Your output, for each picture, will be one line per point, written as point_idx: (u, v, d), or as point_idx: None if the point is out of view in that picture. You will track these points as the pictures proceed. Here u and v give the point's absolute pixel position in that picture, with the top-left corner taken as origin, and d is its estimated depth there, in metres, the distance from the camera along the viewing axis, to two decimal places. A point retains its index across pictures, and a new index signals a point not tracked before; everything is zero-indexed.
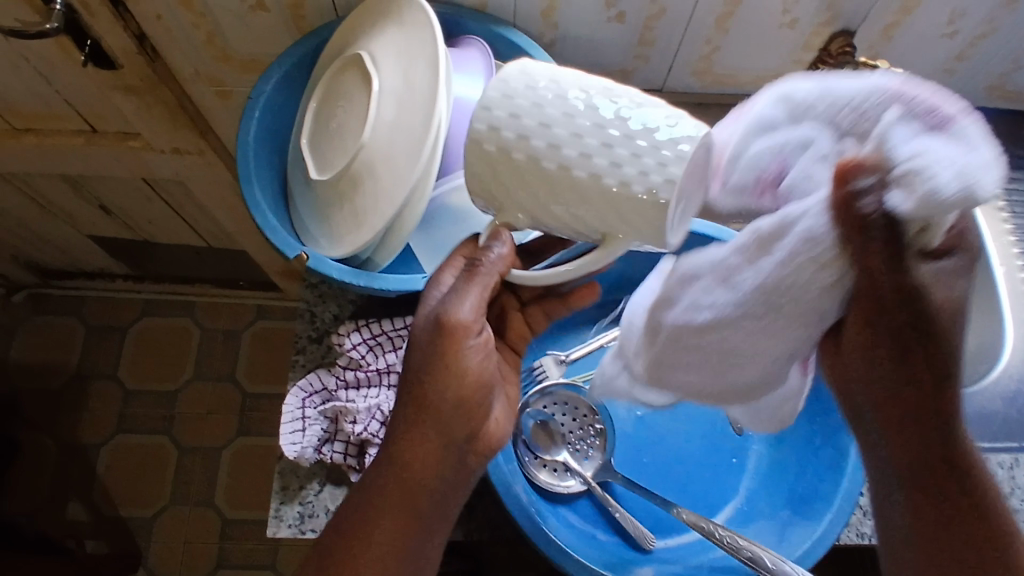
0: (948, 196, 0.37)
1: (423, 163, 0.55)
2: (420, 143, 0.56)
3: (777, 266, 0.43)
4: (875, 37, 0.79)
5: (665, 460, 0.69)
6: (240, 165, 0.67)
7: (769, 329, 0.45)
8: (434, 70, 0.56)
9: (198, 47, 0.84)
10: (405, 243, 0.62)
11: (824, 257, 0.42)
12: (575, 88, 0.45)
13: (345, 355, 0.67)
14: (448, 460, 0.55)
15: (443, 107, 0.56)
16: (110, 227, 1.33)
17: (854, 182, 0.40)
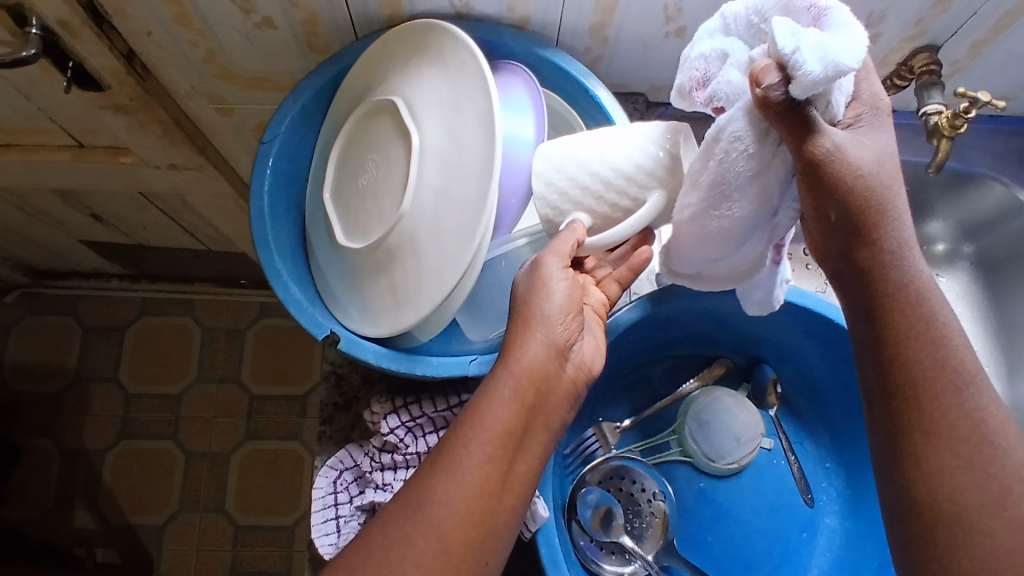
0: (821, 78, 0.37)
1: (476, 245, 0.48)
2: (473, 221, 0.49)
3: (721, 163, 0.43)
4: (961, 53, 0.71)
5: (733, 536, 0.65)
6: (254, 225, 0.60)
7: (738, 210, 0.45)
8: (491, 132, 0.49)
9: (196, 64, 0.74)
10: (450, 320, 0.55)
11: (755, 129, 0.42)
12: (568, 148, 0.51)
13: (381, 437, 0.61)
14: (552, 364, 0.50)
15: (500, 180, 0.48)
16: (104, 232, 1.24)
17: (764, 81, 0.39)
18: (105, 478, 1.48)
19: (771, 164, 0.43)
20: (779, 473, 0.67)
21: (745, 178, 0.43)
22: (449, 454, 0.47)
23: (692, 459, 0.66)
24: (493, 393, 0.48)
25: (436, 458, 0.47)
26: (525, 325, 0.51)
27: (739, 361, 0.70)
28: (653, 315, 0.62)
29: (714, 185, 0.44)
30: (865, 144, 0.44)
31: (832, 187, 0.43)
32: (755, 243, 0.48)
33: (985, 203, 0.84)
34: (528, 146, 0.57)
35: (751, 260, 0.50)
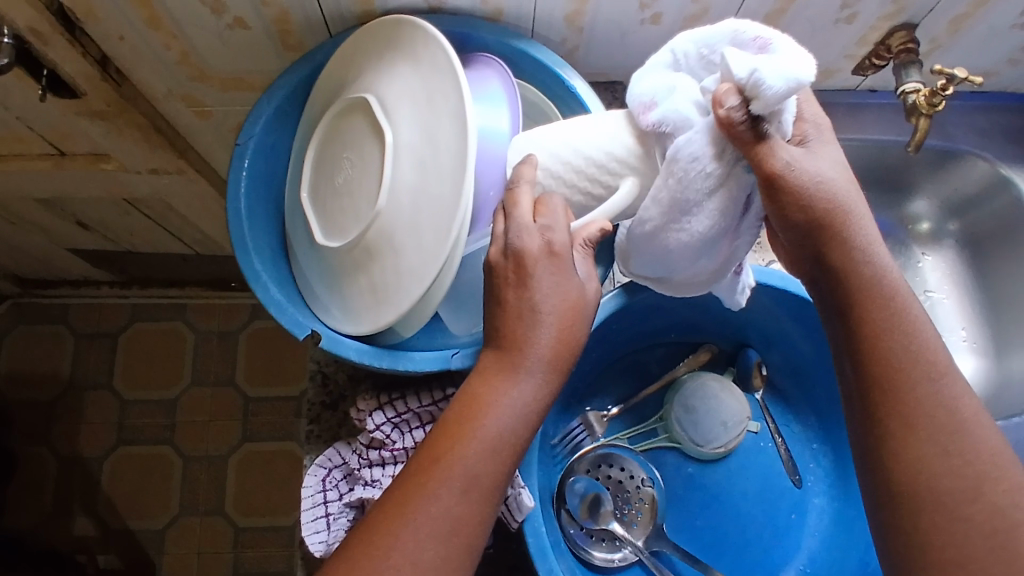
0: (784, 91, 0.42)
1: (453, 240, 0.48)
2: (448, 216, 0.49)
3: (678, 181, 0.47)
4: (940, 30, 0.71)
5: (723, 520, 0.66)
6: (231, 227, 0.60)
7: (692, 224, 0.48)
8: (461, 127, 0.49)
9: (170, 67, 0.73)
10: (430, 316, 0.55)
11: (716, 145, 0.46)
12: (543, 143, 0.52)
13: (368, 434, 0.61)
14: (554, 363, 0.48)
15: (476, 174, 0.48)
16: (91, 239, 1.23)
17: (725, 104, 0.44)
18: (103, 484, 1.48)
19: (725, 185, 0.47)
20: (768, 456, 0.67)
21: (702, 197, 0.47)
22: (474, 404, 0.47)
23: (680, 445, 0.67)
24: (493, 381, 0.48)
25: (459, 411, 0.48)
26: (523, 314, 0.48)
27: (724, 346, 0.70)
28: (639, 302, 0.62)
29: (673, 200, 0.47)
30: (818, 157, 0.48)
31: (795, 195, 0.46)
32: (712, 256, 0.51)
33: (968, 180, 0.84)
34: (503, 138, 0.57)
35: (708, 271, 0.53)
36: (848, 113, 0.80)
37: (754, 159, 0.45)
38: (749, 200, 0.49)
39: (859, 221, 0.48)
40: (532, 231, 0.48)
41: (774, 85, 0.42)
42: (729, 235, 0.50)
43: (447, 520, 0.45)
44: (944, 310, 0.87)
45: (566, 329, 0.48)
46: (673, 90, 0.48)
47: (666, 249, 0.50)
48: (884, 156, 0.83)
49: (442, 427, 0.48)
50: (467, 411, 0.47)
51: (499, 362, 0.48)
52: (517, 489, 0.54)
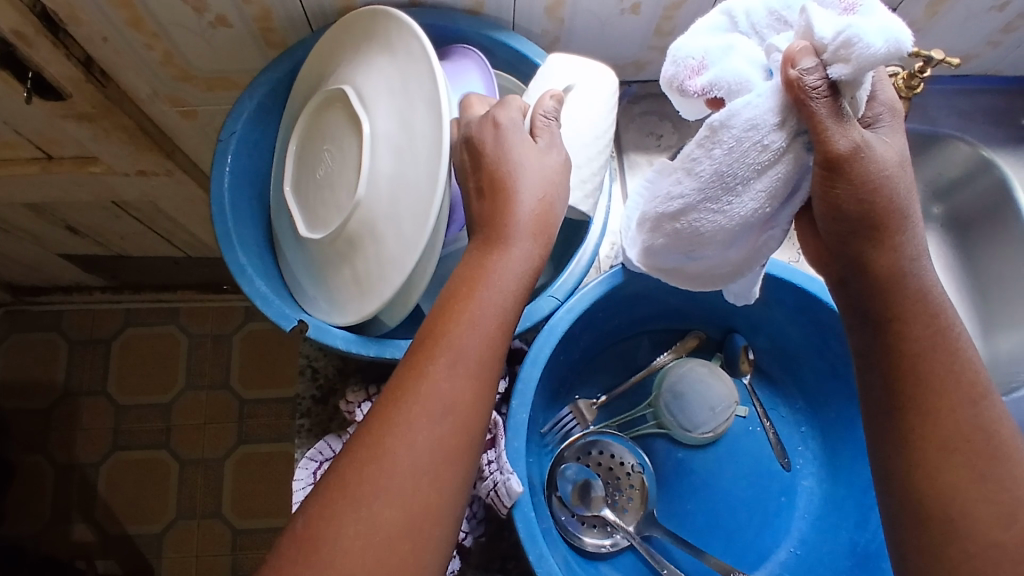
0: (882, 53, 0.39)
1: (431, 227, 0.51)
2: (426, 203, 0.51)
3: (727, 153, 0.45)
4: (918, 14, 0.72)
5: (714, 504, 0.66)
6: (215, 222, 0.60)
7: (734, 202, 0.47)
8: (438, 116, 0.51)
9: (154, 67, 0.73)
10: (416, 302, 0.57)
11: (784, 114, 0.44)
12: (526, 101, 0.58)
13: (358, 426, 0.61)
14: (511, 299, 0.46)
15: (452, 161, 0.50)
16: (82, 244, 1.24)
17: (800, 64, 0.42)
18: (99, 490, 1.48)
19: (777, 165, 0.46)
20: (757, 440, 0.68)
21: (751, 171, 0.46)
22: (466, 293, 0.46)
23: (669, 431, 0.67)
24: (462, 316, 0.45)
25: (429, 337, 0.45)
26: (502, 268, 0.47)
27: (712, 332, 0.71)
28: (627, 287, 0.63)
29: (719, 174, 0.46)
30: (888, 145, 0.46)
31: (859, 180, 0.44)
32: (746, 241, 0.50)
33: (951, 162, 0.85)
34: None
35: (736, 257, 0.52)
36: None
37: (817, 137, 0.43)
38: (798, 187, 0.48)
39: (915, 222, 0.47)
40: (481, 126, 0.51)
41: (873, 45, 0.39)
42: (767, 220, 0.49)
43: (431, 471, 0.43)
44: None
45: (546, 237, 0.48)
46: (732, 49, 0.47)
47: (696, 228, 0.49)
48: None
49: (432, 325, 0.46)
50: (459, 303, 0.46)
51: (488, 252, 0.47)
52: (505, 476, 0.53)
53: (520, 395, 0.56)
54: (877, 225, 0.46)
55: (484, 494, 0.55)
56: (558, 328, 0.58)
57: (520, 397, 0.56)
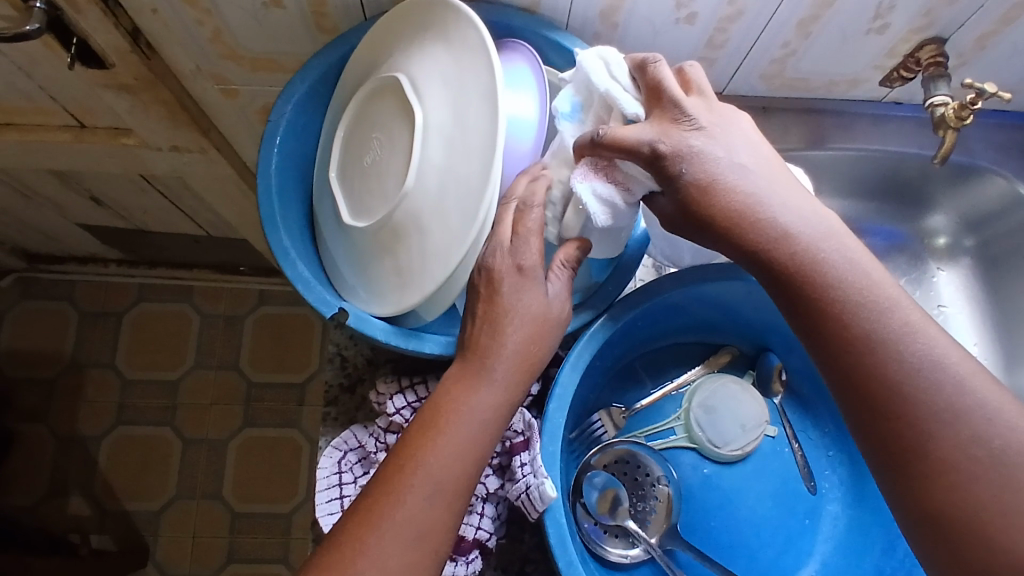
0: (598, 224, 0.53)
1: (480, 223, 0.50)
2: (476, 198, 0.50)
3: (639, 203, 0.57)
4: (967, 46, 0.71)
5: (737, 525, 0.65)
6: (262, 204, 0.60)
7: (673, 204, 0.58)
8: (493, 110, 0.50)
9: (200, 43, 0.73)
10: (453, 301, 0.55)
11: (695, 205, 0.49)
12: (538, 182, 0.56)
13: (386, 418, 0.61)
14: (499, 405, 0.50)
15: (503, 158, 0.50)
16: (102, 216, 1.23)
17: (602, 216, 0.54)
18: (100, 464, 1.47)
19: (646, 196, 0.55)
20: (784, 462, 0.67)
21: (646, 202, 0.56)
22: (438, 415, 0.49)
23: (698, 446, 0.66)
24: (450, 417, 0.49)
25: (421, 426, 0.49)
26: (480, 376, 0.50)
27: (745, 348, 0.71)
28: (674, 297, 0.62)
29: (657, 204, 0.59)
30: (713, 155, 0.49)
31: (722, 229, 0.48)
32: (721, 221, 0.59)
33: (987, 197, 0.83)
34: (530, 132, 0.58)
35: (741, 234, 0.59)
36: (872, 125, 0.81)
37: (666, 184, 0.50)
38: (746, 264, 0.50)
39: (767, 239, 0.47)
40: (506, 252, 0.52)
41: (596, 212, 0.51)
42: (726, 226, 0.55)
43: (417, 526, 0.46)
44: (957, 323, 0.87)
45: (533, 342, 0.51)
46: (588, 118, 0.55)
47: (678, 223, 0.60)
48: (907, 167, 0.83)
49: (403, 441, 0.49)
50: (429, 422, 0.49)
51: (465, 369, 0.50)
52: (539, 480, 0.52)
53: (557, 400, 0.55)
54: (774, 267, 0.47)
55: (514, 497, 0.55)
56: (599, 335, 0.58)
57: (557, 401, 0.55)
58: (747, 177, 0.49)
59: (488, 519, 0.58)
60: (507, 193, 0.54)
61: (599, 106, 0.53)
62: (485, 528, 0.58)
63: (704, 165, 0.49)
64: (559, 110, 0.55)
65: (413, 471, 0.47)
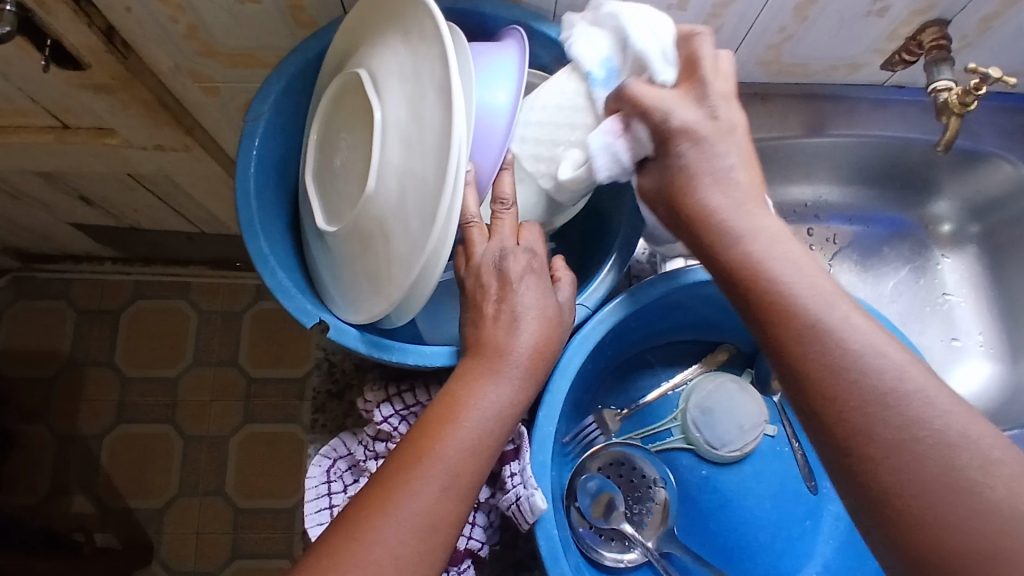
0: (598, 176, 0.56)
1: (439, 226, 0.47)
2: (433, 198, 0.47)
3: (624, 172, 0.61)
4: (971, 28, 0.69)
5: (735, 527, 0.64)
6: (239, 209, 0.58)
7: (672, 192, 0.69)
8: (447, 105, 0.47)
9: (177, 40, 0.71)
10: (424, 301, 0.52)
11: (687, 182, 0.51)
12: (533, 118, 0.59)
13: (374, 426, 0.59)
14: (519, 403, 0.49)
15: (460, 156, 0.47)
16: (92, 215, 1.22)
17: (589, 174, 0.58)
18: (102, 462, 1.47)
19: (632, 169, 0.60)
20: (784, 461, 0.65)
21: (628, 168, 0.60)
22: (457, 407, 0.48)
23: (696, 447, 0.65)
24: (459, 411, 0.48)
25: (438, 412, 0.48)
26: (495, 370, 0.49)
27: (742, 345, 0.69)
28: (681, 298, 0.61)
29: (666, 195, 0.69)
30: (703, 143, 0.51)
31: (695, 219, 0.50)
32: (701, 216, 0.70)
33: (992, 182, 0.81)
34: (503, 111, 0.55)
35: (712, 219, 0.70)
36: (873, 110, 0.78)
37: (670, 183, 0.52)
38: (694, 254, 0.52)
39: (729, 237, 0.48)
40: (518, 253, 0.54)
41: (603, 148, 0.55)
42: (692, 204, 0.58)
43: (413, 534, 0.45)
44: (962, 313, 0.85)
45: (545, 339, 0.51)
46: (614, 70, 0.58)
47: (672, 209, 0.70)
48: (910, 153, 0.81)
49: (419, 428, 0.48)
50: (448, 413, 0.48)
51: (481, 365, 0.50)
52: (529, 491, 0.51)
53: (547, 407, 0.54)
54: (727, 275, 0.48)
55: (504, 507, 0.53)
56: (589, 340, 0.57)
57: (547, 408, 0.54)
58: (730, 174, 0.51)
59: (479, 528, 0.57)
60: (470, 213, 0.53)
61: (631, 64, 0.56)
62: (477, 538, 0.57)
63: (700, 153, 0.51)
64: (594, 73, 0.57)
65: (430, 461, 0.46)
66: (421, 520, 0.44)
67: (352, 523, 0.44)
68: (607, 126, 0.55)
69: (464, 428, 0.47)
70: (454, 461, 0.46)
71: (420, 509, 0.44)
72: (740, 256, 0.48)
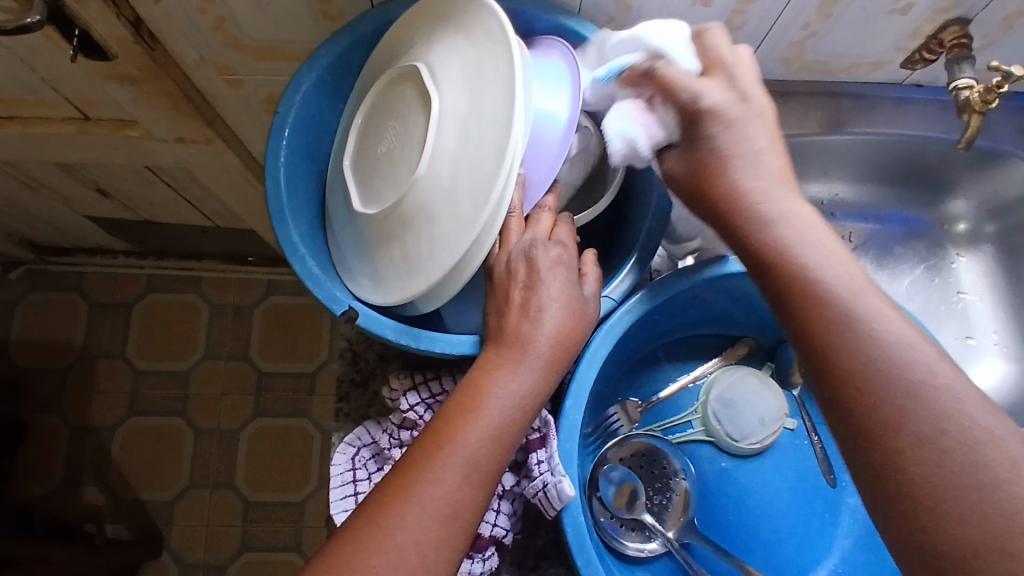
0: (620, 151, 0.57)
1: (490, 211, 0.47)
2: (485, 187, 0.48)
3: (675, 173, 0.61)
4: (993, 26, 0.69)
5: (754, 519, 0.64)
6: (269, 197, 0.58)
7: None
8: (512, 98, 0.48)
9: (204, 32, 0.72)
10: (456, 291, 0.52)
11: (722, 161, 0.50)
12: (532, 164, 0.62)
13: (400, 414, 0.60)
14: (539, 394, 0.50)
15: (518, 144, 0.47)
16: (108, 207, 1.22)
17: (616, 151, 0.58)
18: (113, 453, 1.48)
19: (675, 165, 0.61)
20: (804, 454, 0.66)
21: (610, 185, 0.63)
22: (478, 396, 0.48)
23: (716, 440, 0.65)
24: (479, 400, 0.48)
25: (460, 402, 0.49)
26: (518, 359, 0.50)
27: (764, 340, 0.69)
28: (705, 293, 0.62)
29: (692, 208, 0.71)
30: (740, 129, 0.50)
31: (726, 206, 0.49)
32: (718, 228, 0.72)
33: (1013, 181, 0.81)
34: (558, 124, 0.57)
35: None
36: (895, 108, 0.78)
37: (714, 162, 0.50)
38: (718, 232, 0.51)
39: (757, 223, 0.48)
40: (548, 244, 0.54)
41: (612, 132, 0.56)
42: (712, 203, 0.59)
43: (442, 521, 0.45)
44: (979, 312, 0.85)
45: (567, 330, 0.52)
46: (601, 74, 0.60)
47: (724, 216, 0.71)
48: (927, 154, 0.81)
49: (442, 418, 0.48)
50: (468, 403, 0.48)
51: (505, 357, 0.50)
52: (556, 478, 0.51)
53: (574, 396, 0.54)
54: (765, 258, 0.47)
55: (530, 494, 0.54)
56: (616, 330, 0.57)
57: (574, 398, 0.54)
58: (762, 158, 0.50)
59: (503, 516, 0.57)
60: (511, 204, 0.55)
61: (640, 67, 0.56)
62: (501, 525, 0.57)
63: (729, 137, 0.50)
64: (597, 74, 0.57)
65: (452, 449, 0.46)
66: (447, 507, 0.45)
67: (384, 507, 0.44)
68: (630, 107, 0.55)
69: (482, 417, 0.47)
70: (473, 451, 0.46)
71: (446, 496, 0.45)
72: (776, 244, 0.47)
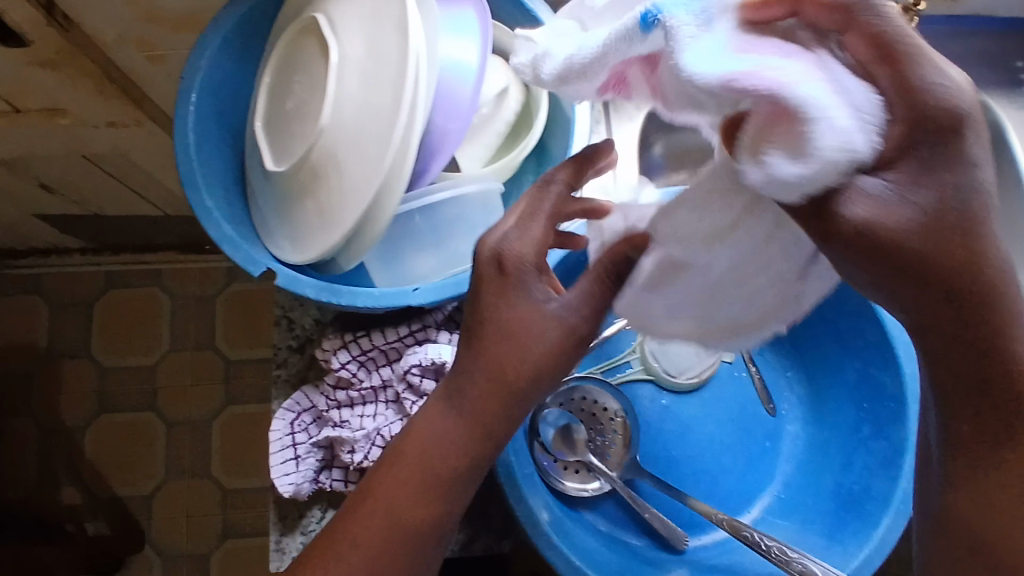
0: (834, 151, 0.30)
1: (393, 153, 0.47)
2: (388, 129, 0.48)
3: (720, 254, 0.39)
4: None
5: (696, 452, 0.65)
6: (181, 164, 0.57)
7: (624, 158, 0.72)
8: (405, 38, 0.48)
9: (118, 7, 0.70)
10: (373, 246, 0.52)
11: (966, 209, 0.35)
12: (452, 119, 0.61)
13: (334, 374, 0.60)
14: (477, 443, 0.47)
15: (418, 86, 0.47)
16: (55, 203, 1.20)
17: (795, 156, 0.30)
18: (86, 452, 1.47)
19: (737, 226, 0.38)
20: (741, 385, 0.67)
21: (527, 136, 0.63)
22: (405, 450, 0.48)
23: (655, 377, 0.66)
24: (404, 459, 0.48)
25: (390, 455, 0.49)
26: (452, 409, 0.47)
27: None
28: None
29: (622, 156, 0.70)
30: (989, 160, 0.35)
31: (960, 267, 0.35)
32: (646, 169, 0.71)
33: None
34: (471, 74, 0.55)
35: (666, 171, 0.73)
36: None
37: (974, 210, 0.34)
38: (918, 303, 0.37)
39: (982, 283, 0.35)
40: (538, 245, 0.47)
41: (823, 109, 0.29)
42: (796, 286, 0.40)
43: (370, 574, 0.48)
44: None
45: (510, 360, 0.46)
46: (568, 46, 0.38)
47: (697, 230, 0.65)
48: None
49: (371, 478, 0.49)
50: (395, 460, 0.48)
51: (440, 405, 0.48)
52: None
53: None
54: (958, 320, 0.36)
55: None
56: None
57: None
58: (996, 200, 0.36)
59: None
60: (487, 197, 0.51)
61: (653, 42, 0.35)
62: None
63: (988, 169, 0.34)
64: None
65: (374, 510, 0.48)
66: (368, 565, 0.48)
67: None
68: (807, 66, 0.30)
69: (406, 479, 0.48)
70: (395, 507, 0.48)
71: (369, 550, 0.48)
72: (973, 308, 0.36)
